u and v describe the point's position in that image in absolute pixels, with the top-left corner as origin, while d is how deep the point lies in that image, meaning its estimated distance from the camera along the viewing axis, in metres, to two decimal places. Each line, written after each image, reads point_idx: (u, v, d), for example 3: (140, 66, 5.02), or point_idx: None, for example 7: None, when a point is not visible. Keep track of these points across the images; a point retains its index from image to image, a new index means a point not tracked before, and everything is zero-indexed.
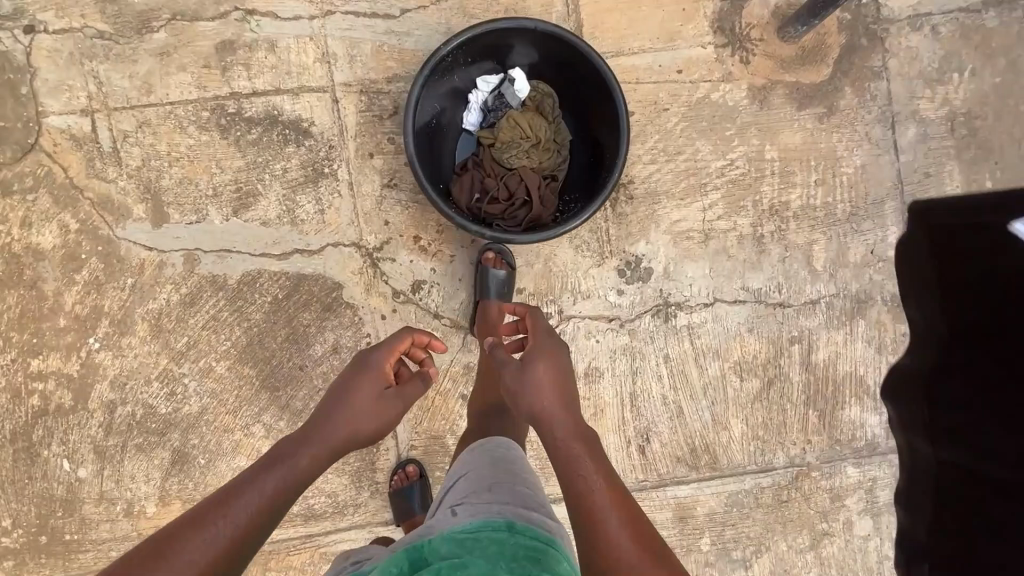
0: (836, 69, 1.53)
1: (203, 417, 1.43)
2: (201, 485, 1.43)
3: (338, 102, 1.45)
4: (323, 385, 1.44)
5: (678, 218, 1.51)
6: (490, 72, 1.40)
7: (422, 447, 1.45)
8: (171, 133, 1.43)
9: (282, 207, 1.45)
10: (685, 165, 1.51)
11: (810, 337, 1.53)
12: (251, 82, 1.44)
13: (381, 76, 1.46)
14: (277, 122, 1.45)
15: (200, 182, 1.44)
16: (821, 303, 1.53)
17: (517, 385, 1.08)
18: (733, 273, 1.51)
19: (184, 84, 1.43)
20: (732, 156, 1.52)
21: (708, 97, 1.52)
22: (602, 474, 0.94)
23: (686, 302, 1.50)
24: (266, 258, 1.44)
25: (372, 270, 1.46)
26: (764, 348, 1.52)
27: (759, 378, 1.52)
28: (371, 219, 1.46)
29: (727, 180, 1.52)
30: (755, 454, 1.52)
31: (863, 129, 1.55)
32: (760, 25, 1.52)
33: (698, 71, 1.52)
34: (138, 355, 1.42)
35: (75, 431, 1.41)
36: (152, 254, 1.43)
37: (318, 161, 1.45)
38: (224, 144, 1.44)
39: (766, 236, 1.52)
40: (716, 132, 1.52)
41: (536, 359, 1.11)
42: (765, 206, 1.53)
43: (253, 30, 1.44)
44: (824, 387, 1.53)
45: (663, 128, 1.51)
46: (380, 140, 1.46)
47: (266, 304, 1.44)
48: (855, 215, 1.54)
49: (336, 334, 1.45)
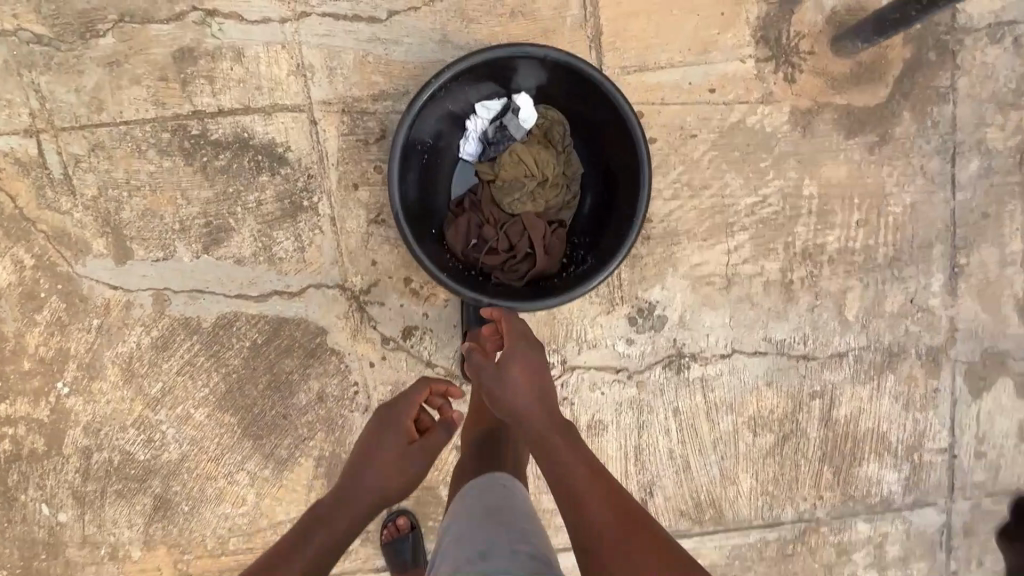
0: (895, 90, 1.32)
1: (184, 464, 1.35)
2: (186, 532, 1.38)
3: (317, 123, 1.27)
4: (308, 434, 1.36)
5: (699, 260, 1.35)
6: (492, 96, 1.20)
7: (413, 498, 1.39)
8: (129, 158, 1.27)
9: (258, 243, 1.30)
10: (710, 201, 1.34)
11: (834, 391, 1.41)
12: (216, 99, 1.26)
13: (365, 93, 1.27)
14: (248, 146, 1.27)
15: (166, 214, 1.28)
16: (849, 356, 1.40)
17: (493, 388, 1.01)
18: (755, 323, 1.37)
19: (140, 100, 1.25)
20: (764, 192, 1.34)
21: (742, 122, 1.32)
22: (585, 466, 0.89)
23: (701, 353, 1.38)
24: (243, 299, 1.31)
25: (358, 314, 1.33)
26: (782, 402, 1.41)
27: (774, 434, 1.41)
28: (357, 258, 1.31)
29: (756, 219, 1.35)
30: (762, 509, 1.44)
31: (918, 162, 1.35)
32: (810, 35, 1.30)
33: (733, 90, 1.31)
34: (111, 400, 1.33)
35: (51, 476, 1.35)
36: (117, 293, 1.30)
37: (296, 192, 1.29)
38: (190, 170, 1.28)
39: (795, 283, 1.37)
40: (749, 163, 1.33)
41: (511, 358, 1.01)
42: (798, 248, 1.36)
43: (216, 36, 1.25)
44: (843, 443, 1.43)
45: (689, 157, 1.32)
46: (365, 169, 1.29)
47: (244, 349, 1.33)
48: (898, 260, 1.38)
49: (322, 382, 1.34)
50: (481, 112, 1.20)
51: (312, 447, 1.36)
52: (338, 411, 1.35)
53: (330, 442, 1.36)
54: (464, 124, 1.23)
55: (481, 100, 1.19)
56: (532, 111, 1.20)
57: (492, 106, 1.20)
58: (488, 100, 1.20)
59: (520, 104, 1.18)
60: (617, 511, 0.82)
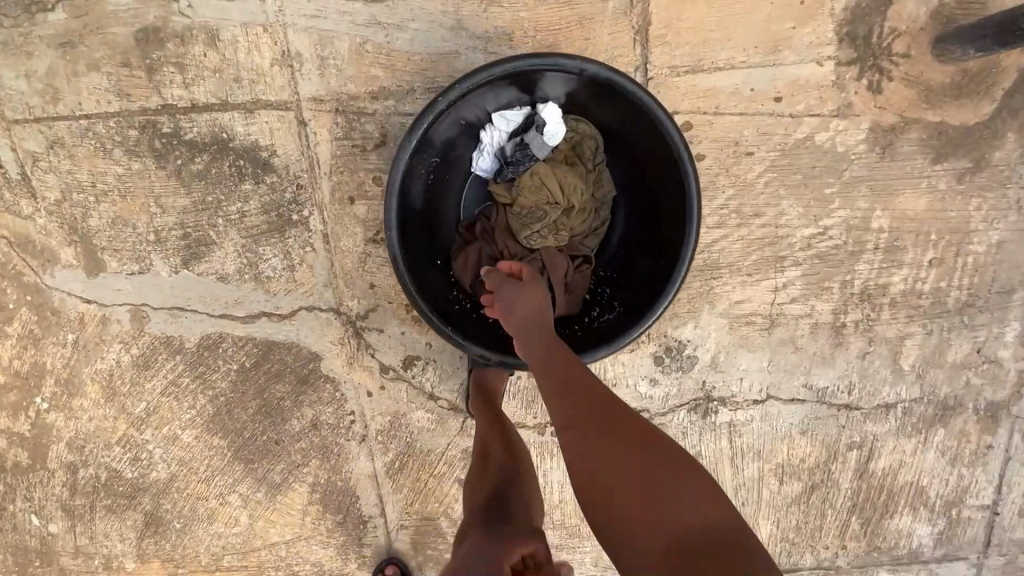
0: (1001, 106, 1.09)
1: (174, 484, 1.29)
2: (179, 548, 1.34)
3: (306, 124, 1.09)
4: (302, 461, 1.27)
5: (740, 297, 1.18)
6: (513, 102, 1.00)
7: (412, 528, 1.32)
8: (94, 157, 1.10)
9: (243, 259, 1.16)
10: (760, 232, 1.15)
11: (874, 443, 1.28)
12: (189, 91, 1.07)
13: (363, 89, 1.07)
14: (228, 148, 1.10)
15: (139, 223, 1.14)
16: (897, 407, 1.25)
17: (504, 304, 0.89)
18: (796, 369, 1.22)
19: (102, 90, 1.07)
20: (826, 223, 1.15)
21: (809, 139, 1.11)
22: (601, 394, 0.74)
23: (731, 397, 1.24)
24: (228, 320, 1.19)
25: (355, 341, 1.20)
26: (815, 452, 1.28)
27: (803, 482, 1.30)
28: (353, 280, 1.16)
29: (812, 253, 1.16)
30: (779, 555, 1.35)
31: (1014, 194, 1.14)
32: (905, 34, 1.06)
33: (803, 99, 1.09)
34: (93, 418, 1.25)
35: (38, 489, 1.29)
36: (91, 307, 1.18)
37: (284, 204, 1.13)
38: (162, 173, 1.11)
39: (848, 326, 1.20)
40: (811, 188, 1.13)
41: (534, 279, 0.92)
42: (856, 289, 1.18)
43: (185, 14, 1.05)
44: (876, 495, 1.32)
45: (741, 179, 1.12)
46: (362, 179, 1.11)
47: (232, 372, 1.22)
48: (970, 306, 1.20)
49: (316, 410, 1.24)
50: (499, 124, 1.00)
51: (306, 474, 1.28)
52: (333, 439, 1.26)
53: (324, 470, 1.28)
54: (477, 135, 1.04)
55: (499, 110, 0.99)
56: (560, 126, 0.99)
57: (512, 117, 1.00)
58: (508, 110, 1.00)
59: (545, 118, 0.98)
60: (627, 442, 0.66)
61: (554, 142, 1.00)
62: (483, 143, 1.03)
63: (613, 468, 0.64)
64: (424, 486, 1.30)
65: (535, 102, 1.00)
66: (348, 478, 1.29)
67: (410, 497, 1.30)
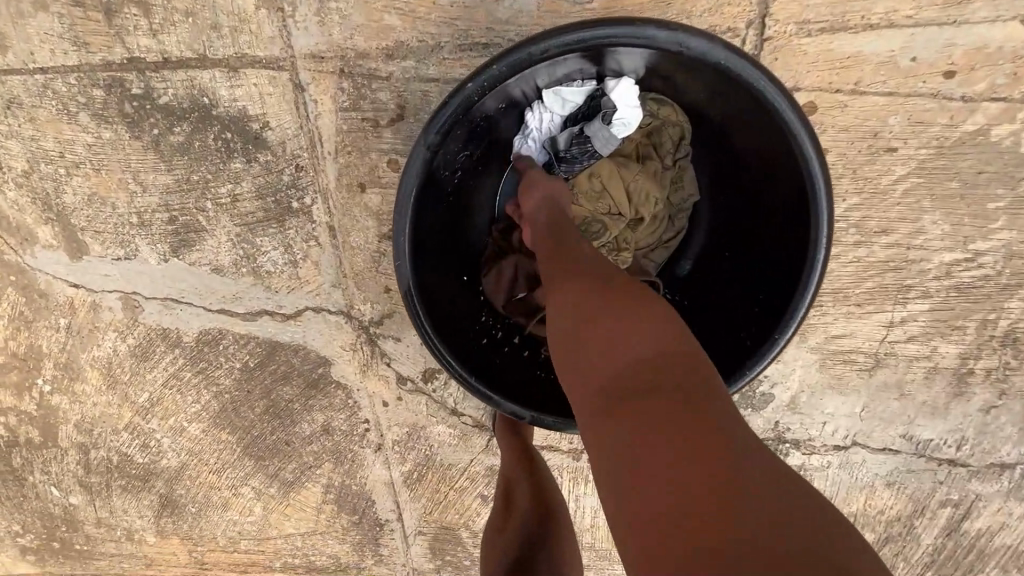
0: None
1: (185, 472, 1.23)
2: (196, 528, 1.30)
3: (305, 90, 0.85)
4: (314, 463, 1.18)
5: (841, 331, 0.94)
6: (575, 75, 0.71)
7: (431, 535, 1.23)
8: (58, 122, 0.91)
9: (238, 250, 0.98)
10: (886, 253, 0.88)
11: (975, 502, 1.07)
12: (160, 42, 0.85)
13: (376, 45, 0.82)
14: (212, 117, 0.88)
15: (119, 202, 0.97)
16: (1015, 468, 1.02)
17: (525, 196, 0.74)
18: (897, 417, 1.00)
19: (57, 36, 0.86)
20: (978, 246, 0.86)
21: (979, 133, 0.80)
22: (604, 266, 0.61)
23: (808, 441, 1.04)
24: (227, 316, 1.04)
25: (368, 348, 1.04)
26: (900, 505, 1.09)
27: (877, 534, 1.12)
28: (365, 281, 0.98)
29: (951, 283, 0.89)
30: None
31: None
32: None
33: (981, 76, 0.78)
34: (97, 404, 1.17)
35: (54, 464, 1.26)
36: (79, 293, 1.06)
37: (281, 188, 0.92)
38: (138, 145, 0.92)
39: (975, 373, 0.95)
40: (968, 200, 0.84)
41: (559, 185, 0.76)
42: (998, 330, 0.92)
43: None
44: (966, 557, 1.12)
45: (871, 183, 0.84)
46: (375, 163, 0.89)
47: (235, 370, 1.09)
48: None
49: (327, 415, 1.12)
50: (551, 102, 0.74)
51: (320, 475, 1.19)
52: (347, 445, 1.15)
53: (338, 473, 1.18)
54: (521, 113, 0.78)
55: (552, 84, 0.73)
56: (634, 110, 0.73)
57: (569, 94, 0.73)
58: (564, 84, 0.73)
59: (616, 99, 0.72)
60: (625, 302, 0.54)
61: (623, 132, 0.74)
62: (529, 125, 0.78)
63: (602, 329, 0.52)
64: (444, 497, 1.19)
65: (604, 74, 0.72)
66: (363, 483, 1.19)
67: (429, 507, 1.20)
